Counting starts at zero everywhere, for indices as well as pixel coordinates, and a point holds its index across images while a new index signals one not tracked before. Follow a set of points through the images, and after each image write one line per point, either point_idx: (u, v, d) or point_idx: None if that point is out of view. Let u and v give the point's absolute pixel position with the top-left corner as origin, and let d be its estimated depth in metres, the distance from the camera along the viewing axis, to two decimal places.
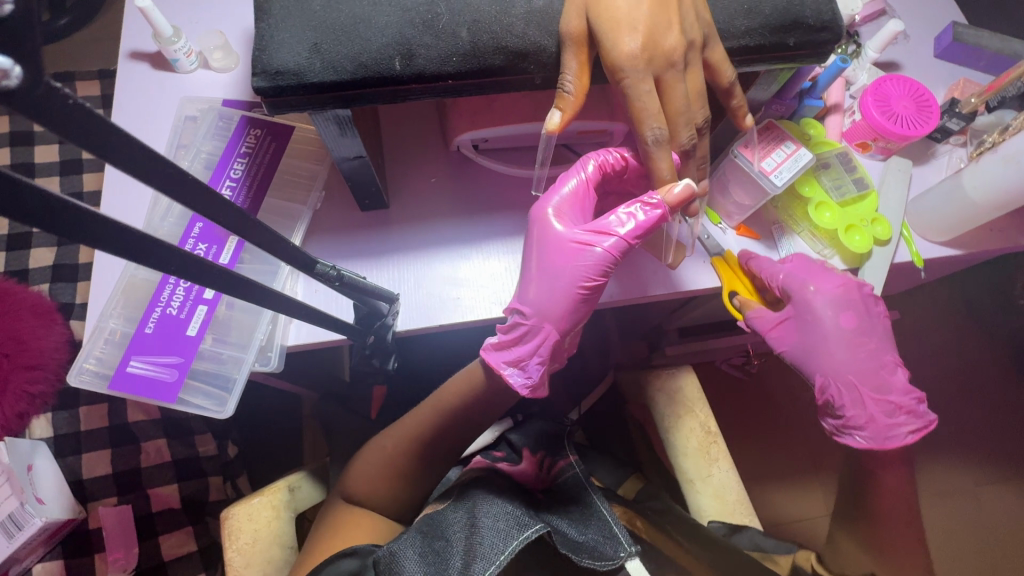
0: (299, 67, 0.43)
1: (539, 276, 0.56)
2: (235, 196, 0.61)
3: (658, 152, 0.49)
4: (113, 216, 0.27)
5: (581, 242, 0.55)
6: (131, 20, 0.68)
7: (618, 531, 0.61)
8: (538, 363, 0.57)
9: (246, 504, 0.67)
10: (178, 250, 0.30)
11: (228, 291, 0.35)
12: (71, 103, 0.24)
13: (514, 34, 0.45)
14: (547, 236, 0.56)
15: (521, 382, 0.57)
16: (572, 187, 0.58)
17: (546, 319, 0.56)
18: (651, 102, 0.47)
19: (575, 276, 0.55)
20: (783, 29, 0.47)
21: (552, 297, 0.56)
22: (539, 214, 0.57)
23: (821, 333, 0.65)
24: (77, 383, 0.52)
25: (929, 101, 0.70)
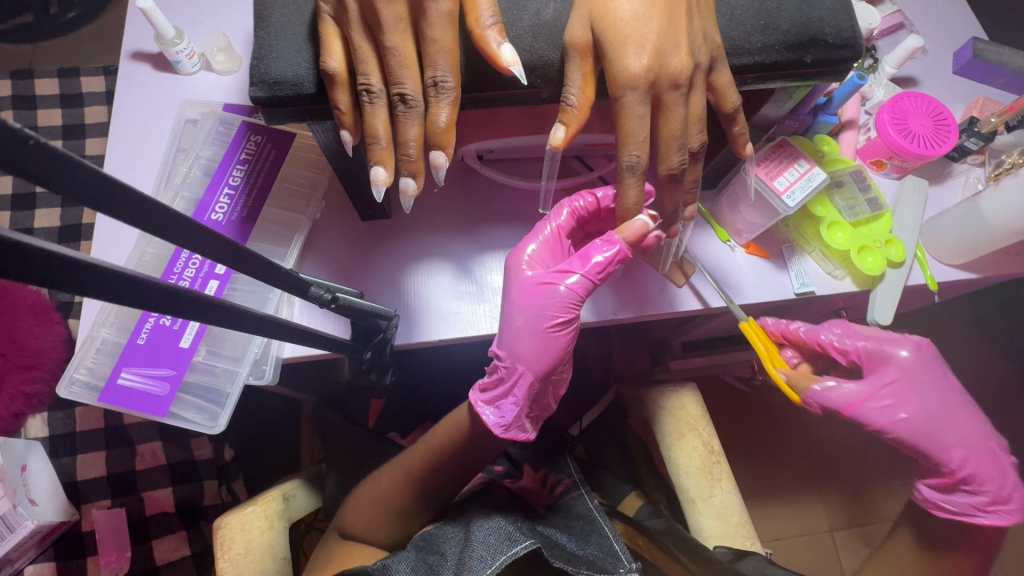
0: (298, 77, 0.42)
1: (511, 320, 0.56)
2: (232, 206, 0.60)
3: (630, 179, 0.47)
4: (92, 259, 0.25)
5: (546, 283, 0.55)
6: (134, 20, 0.67)
7: (619, 548, 0.59)
8: (513, 404, 0.57)
9: (240, 513, 0.66)
10: (159, 286, 0.29)
11: (217, 322, 0.34)
12: (36, 145, 0.22)
13: (522, 48, 0.44)
14: (513, 278, 0.56)
15: (494, 422, 0.57)
16: (547, 235, 0.57)
17: (519, 361, 0.55)
18: (639, 128, 0.44)
19: (540, 317, 0.55)
20: (801, 46, 0.46)
21: (525, 340, 0.55)
22: (514, 259, 0.57)
23: (931, 402, 0.64)
24: (66, 394, 0.51)
25: (946, 119, 0.67)
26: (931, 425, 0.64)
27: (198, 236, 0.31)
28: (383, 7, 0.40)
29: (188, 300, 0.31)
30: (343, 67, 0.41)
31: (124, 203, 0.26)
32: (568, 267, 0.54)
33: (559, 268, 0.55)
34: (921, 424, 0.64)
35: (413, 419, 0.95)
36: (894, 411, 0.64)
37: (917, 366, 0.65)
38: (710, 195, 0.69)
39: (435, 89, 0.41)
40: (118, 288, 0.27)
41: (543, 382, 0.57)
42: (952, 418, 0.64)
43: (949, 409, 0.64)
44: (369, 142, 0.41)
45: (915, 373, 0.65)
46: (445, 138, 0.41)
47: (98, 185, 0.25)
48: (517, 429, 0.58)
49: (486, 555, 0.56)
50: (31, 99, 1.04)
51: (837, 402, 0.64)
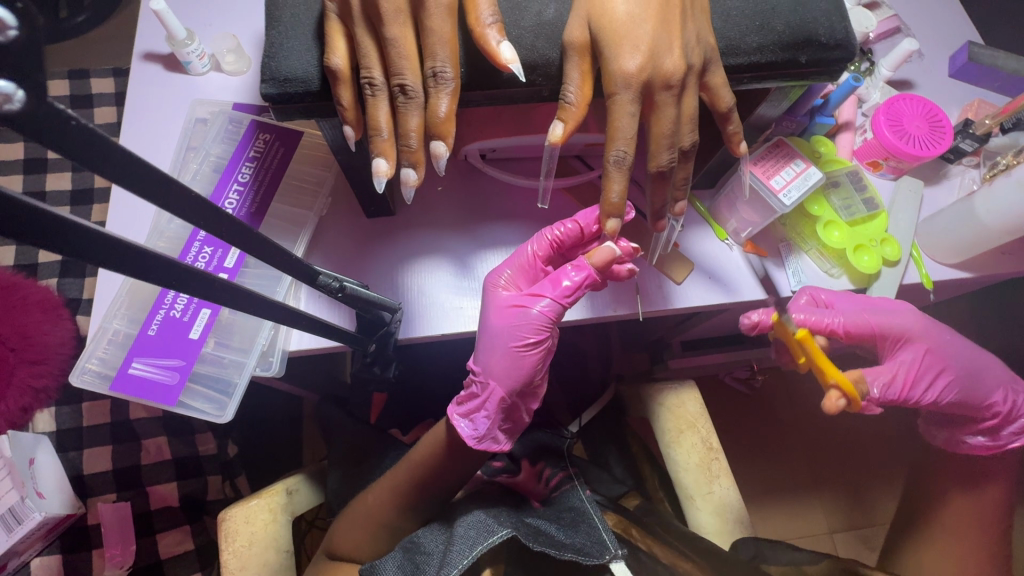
0: (306, 75, 0.43)
1: (485, 337, 0.58)
2: (241, 202, 0.62)
3: (616, 175, 0.46)
4: (116, 235, 0.27)
5: (517, 304, 0.57)
6: (146, 23, 0.69)
7: (605, 536, 0.60)
8: (486, 418, 0.58)
9: (244, 506, 0.67)
10: (179, 265, 0.31)
11: (231, 304, 0.35)
12: (74, 125, 0.24)
13: (524, 47, 0.45)
14: (489, 298, 0.59)
15: (469, 434, 0.58)
16: (521, 258, 0.59)
17: (491, 377, 0.58)
18: (628, 124, 0.45)
19: (510, 336, 0.57)
20: (795, 46, 0.47)
21: (496, 357, 0.57)
22: (488, 282, 0.60)
23: (955, 359, 0.65)
24: (78, 383, 0.52)
25: (941, 121, 0.69)
26: (972, 388, 0.65)
27: (215, 219, 0.33)
28: (384, 1, 0.41)
29: (203, 281, 0.32)
30: (346, 63, 0.42)
31: (147, 184, 0.28)
32: (539, 291, 0.57)
33: (529, 292, 0.57)
34: (964, 391, 0.65)
35: (414, 416, 0.96)
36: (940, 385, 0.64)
37: (937, 332, 0.65)
38: (709, 194, 0.70)
39: (434, 80, 0.42)
40: (138, 263, 0.29)
41: (513, 399, 0.59)
42: (980, 370, 0.66)
43: (974, 362, 0.66)
44: (372, 134, 0.43)
45: (935, 341, 0.64)
46: (444, 127, 0.42)
47: (124, 166, 0.27)
48: (489, 441, 0.59)
49: (466, 546, 0.57)
50: None
51: (891, 395, 0.63)
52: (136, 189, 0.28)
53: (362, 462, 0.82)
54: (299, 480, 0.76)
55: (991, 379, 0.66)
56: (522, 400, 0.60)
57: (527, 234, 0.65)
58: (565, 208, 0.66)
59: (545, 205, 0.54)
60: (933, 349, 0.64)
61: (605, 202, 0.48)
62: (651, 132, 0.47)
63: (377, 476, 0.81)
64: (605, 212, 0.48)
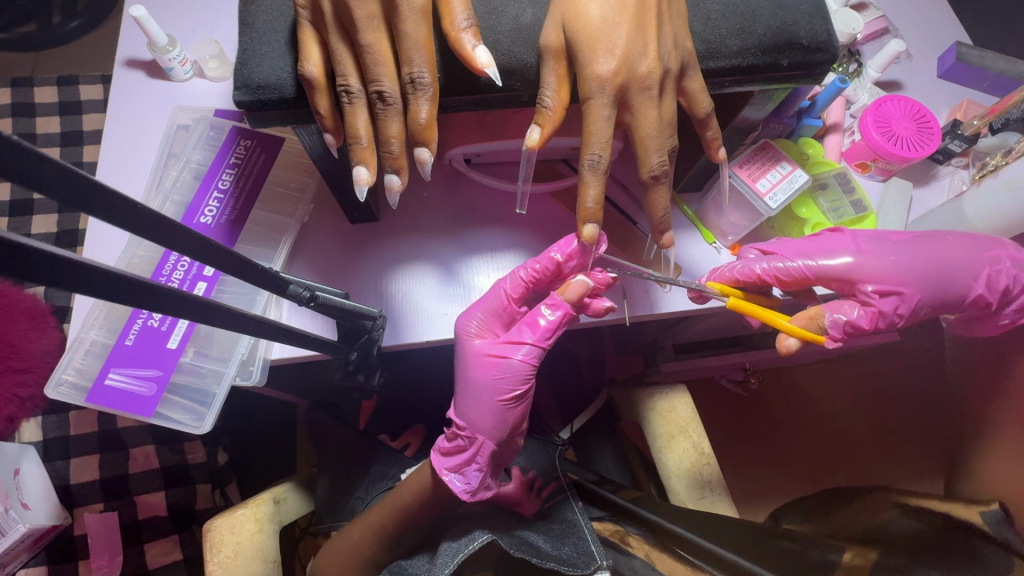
0: (280, 81, 0.42)
1: (468, 391, 0.58)
2: (222, 209, 0.61)
3: (591, 179, 0.45)
4: (72, 255, 0.26)
5: (496, 355, 0.57)
6: (128, 29, 0.68)
7: (593, 548, 0.60)
8: (478, 470, 0.58)
9: (230, 516, 0.66)
10: (142, 282, 0.29)
11: (204, 320, 0.34)
12: (10, 142, 0.23)
13: (500, 52, 0.45)
14: (465, 349, 0.59)
15: (462, 489, 0.58)
16: (494, 304, 0.58)
17: (478, 431, 0.57)
18: (603, 129, 0.45)
19: (494, 389, 0.57)
20: (776, 49, 0.47)
21: (482, 412, 0.57)
22: (463, 332, 0.59)
23: (915, 273, 0.57)
24: (54, 395, 0.51)
25: (929, 122, 0.68)
26: (946, 285, 0.58)
27: (184, 238, 0.32)
28: (357, 7, 0.40)
29: (179, 300, 0.32)
30: (321, 71, 0.41)
31: (109, 206, 0.27)
32: (517, 340, 0.57)
33: (508, 341, 0.57)
34: (936, 297, 0.58)
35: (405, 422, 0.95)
36: (908, 304, 0.57)
37: (873, 254, 0.57)
38: (696, 197, 0.69)
39: (412, 86, 0.41)
40: (99, 283, 0.27)
41: (503, 447, 0.59)
42: (949, 269, 0.58)
43: (938, 263, 0.58)
44: (351, 142, 0.42)
45: (875, 267, 0.57)
46: (427, 133, 0.42)
47: (84, 190, 0.26)
48: (483, 490, 0.60)
49: (447, 560, 0.58)
50: (30, 106, 1.05)
51: (857, 322, 0.57)
52: (101, 212, 0.27)
53: (350, 470, 0.81)
54: (288, 489, 0.75)
55: (965, 271, 0.58)
56: (508, 444, 0.61)
57: (513, 239, 0.65)
58: (551, 212, 0.66)
59: (525, 211, 0.52)
60: (879, 274, 0.57)
61: (581, 208, 0.46)
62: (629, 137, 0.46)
63: (367, 483, 0.80)
64: (581, 218, 0.47)
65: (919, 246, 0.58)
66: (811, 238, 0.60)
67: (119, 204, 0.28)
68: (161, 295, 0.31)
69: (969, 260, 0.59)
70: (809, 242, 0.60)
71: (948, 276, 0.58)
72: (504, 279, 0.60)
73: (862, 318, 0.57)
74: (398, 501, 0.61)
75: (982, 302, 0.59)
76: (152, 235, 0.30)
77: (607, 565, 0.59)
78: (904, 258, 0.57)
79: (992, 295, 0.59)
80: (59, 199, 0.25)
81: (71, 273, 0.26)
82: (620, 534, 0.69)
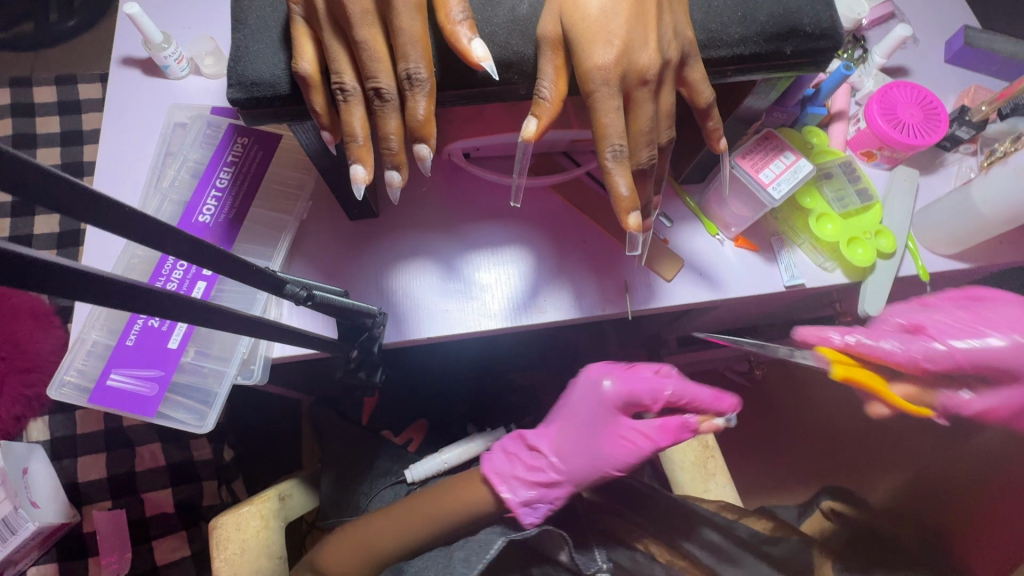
0: (274, 78, 0.42)
1: (603, 458, 0.59)
2: (219, 208, 0.60)
3: (617, 169, 0.44)
4: (67, 262, 0.25)
5: (638, 438, 0.58)
6: (124, 27, 0.68)
7: (598, 550, 0.59)
8: (549, 505, 0.60)
9: (235, 513, 0.66)
10: (140, 288, 0.29)
11: (203, 323, 0.34)
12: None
13: (497, 44, 0.44)
14: (592, 405, 0.60)
15: (533, 520, 0.59)
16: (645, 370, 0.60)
17: (571, 476, 0.59)
18: (615, 119, 0.43)
19: (621, 438, 0.58)
20: (779, 38, 0.46)
21: (579, 459, 0.59)
22: (590, 388, 0.60)
23: None
24: (56, 396, 0.51)
25: (937, 109, 0.67)
26: None
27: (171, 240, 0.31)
28: (351, 3, 0.39)
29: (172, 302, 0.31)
30: (315, 68, 0.41)
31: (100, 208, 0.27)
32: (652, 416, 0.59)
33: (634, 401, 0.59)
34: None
35: (408, 418, 0.95)
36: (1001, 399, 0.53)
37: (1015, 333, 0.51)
38: (698, 188, 0.68)
39: (409, 82, 0.40)
40: (101, 291, 0.27)
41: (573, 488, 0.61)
42: None
43: None
44: (347, 140, 0.41)
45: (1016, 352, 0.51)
46: (425, 129, 0.41)
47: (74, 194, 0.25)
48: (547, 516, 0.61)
49: (465, 566, 0.54)
50: (30, 106, 1.05)
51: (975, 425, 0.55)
52: (89, 215, 0.26)
53: (354, 465, 0.81)
54: (293, 485, 0.74)
55: None
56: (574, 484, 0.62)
57: (513, 235, 0.64)
58: (552, 206, 0.65)
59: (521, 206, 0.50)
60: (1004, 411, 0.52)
61: (617, 198, 0.44)
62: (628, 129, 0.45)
63: (370, 480, 0.80)
64: (621, 210, 0.44)
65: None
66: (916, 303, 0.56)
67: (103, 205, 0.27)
68: (151, 297, 0.30)
69: None
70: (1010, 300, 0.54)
71: None
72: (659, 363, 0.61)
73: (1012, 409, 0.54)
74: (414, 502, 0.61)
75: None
76: (142, 236, 0.29)
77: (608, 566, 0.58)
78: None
79: None
80: (48, 203, 0.25)
81: (55, 277, 0.25)
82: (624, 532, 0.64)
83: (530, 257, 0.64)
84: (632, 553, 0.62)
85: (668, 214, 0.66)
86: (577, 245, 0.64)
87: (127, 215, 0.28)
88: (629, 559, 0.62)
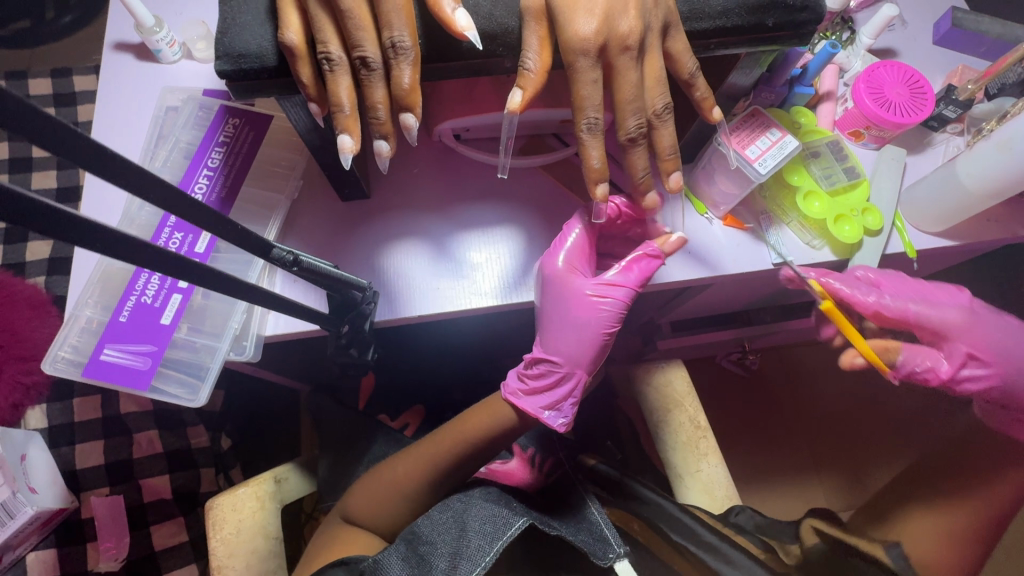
0: (261, 49, 0.42)
1: (565, 329, 0.59)
2: (211, 186, 0.61)
3: (591, 141, 0.46)
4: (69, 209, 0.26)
5: (595, 294, 0.59)
6: (116, 12, 0.68)
7: (609, 533, 0.59)
8: (573, 403, 0.60)
9: (231, 495, 0.67)
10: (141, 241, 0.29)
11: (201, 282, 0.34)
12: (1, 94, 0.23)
13: (482, 16, 0.44)
14: (562, 287, 0.59)
15: (562, 424, 0.59)
16: (576, 240, 0.60)
17: (578, 366, 0.59)
18: (594, 91, 0.45)
19: (601, 323, 0.59)
20: (762, 9, 0.46)
21: (580, 344, 0.59)
22: (555, 272, 0.59)
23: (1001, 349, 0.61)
24: (51, 370, 0.52)
25: (923, 87, 0.68)
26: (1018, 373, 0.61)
27: (175, 201, 0.32)
28: None
29: (176, 260, 0.32)
30: (301, 38, 0.41)
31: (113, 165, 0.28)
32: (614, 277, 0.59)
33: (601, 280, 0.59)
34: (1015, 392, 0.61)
35: (403, 405, 0.96)
36: (982, 380, 0.61)
37: (983, 325, 0.61)
38: (687, 169, 0.69)
39: (394, 51, 0.41)
40: (105, 242, 0.28)
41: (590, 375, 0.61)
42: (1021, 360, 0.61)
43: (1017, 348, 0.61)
44: (335, 110, 0.42)
45: (979, 334, 0.61)
46: (411, 98, 0.42)
47: (88, 149, 0.27)
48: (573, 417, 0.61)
49: (484, 539, 0.56)
50: (26, 98, 1.06)
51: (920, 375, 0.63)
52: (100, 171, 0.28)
53: (350, 449, 0.81)
54: (289, 469, 0.75)
55: None
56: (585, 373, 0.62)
57: (502, 214, 0.65)
58: (541, 186, 0.66)
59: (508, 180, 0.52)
60: (976, 340, 0.61)
61: (588, 170, 0.47)
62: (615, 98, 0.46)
63: (365, 464, 0.81)
64: (591, 180, 0.47)
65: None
66: (942, 288, 0.64)
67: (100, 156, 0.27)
68: (151, 253, 0.30)
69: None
70: (921, 287, 0.64)
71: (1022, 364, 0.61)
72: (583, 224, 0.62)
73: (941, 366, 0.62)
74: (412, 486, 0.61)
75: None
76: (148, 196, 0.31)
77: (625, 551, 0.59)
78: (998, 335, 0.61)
79: None
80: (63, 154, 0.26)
81: (68, 226, 0.26)
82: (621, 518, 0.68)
83: (520, 235, 0.64)
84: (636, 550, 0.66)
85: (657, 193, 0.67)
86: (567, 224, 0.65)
87: (137, 174, 0.30)
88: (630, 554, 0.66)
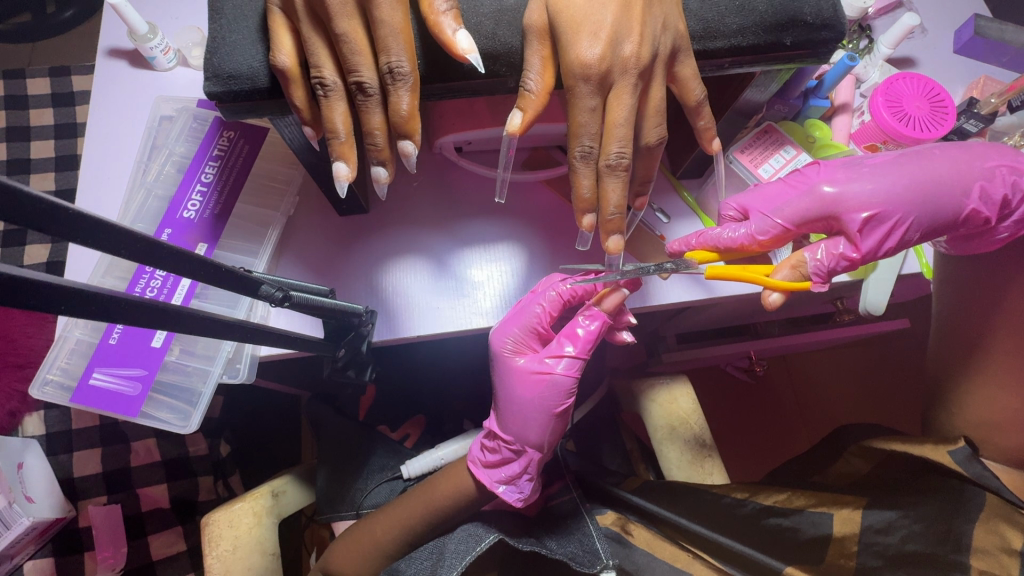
0: (252, 70, 0.41)
1: (512, 408, 0.58)
2: (206, 204, 0.59)
3: (584, 170, 0.45)
4: (32, 273, 0.24)
5: (540, 371, 0.57)
6: (110, 19, 0.66)
7: (598, 545, 0.57)
8: (527, 479, 0.60)
9: (227, 510, 0.64)
10: (115, 297, 0.28)
11: (183, 328, 0.33)
12: None
13: (483, 35, 0.42)
14: (505, 366, 0.58)
15: (516, 498, 0.59)
16: (529, 320, 0.57)
17: (527, 445, 0.58)
18: (591, 119, 0.43)
19: (546, 405, 0.57)
20: (779, 28, 0.44)
21: (529, 424, 0.57)
22: (497, 352, 0.58)
23: (899, 194, 0.51)
24: (40, 395, 0.51)
25: (943, 99, 0.64)
26: (931, 208, 0.52)
27: (157, 255, 0.30)
28: None
29: (161, 313, 0.31)
30: (293, 61, 0.40)
31: (81, 226, 0.26)
32: (559, 352, 0.57)
33: (548, 357, 0.57)
34: (926, 217, 0.52)
35: (403, 415, 0.94)
36: (893, 231, 0.51)
37: (850, 182, 0.52)
38: (696, 183, 0.66)
39: (391, 76, 0.39)
40: (74, 303, 0.26)
41: (548, 450, 0.59)
42: (935, 184, 0.52)
43: (925, 181, 0.52)
44: (329, 137, 0.40)
45: (854, 194, 0.51)
46: (410, 124, 0.40)
47: (60, 216, 0.25)
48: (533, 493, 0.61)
49: (455, 558, 0.55)
50: (24, 98, 1.04)
51: (839, 267, 0.51)
52: (69, 234, 0.26)
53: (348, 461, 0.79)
54: (287, 481, 0.73)
55: (955, 185, 0.52)
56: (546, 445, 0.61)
57: (505, 230, 0.63)
58: (545, 201, 0.64)
59: (503, 201, 0.49)
60: (860, 201, 0.51)
61: (577, 198, 0.45)
62: (605, 120, 0.44)
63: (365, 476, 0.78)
64: (578, 209, 0.46)
65: (899, 167, 0.52)
66: (784, 181, 0.55)
67: (65, 215, 0.25)
68: (125, 307, 0.29)
69: (940, 187, 0.52)
70: (781, 185, 0.54)
71: (938, 199, 0.52)
72: (538, 293, 0.58)
73: (846, 247, 0.51)
74: (410, 506, 0.60)
75: (977, 218, 0.53)
76: (126, 253, 0.29)
77: (613, 564, 0.56)
78: (903, 185, 0.52)
79: (987, 209, 0.53)
80: (16, 221, 0.24)
81: (30, 291, 0.24)
82: (619, 522, 0.62)
83: (522, 253, 0.62)
84: (635, 554, 0.60)
85: (665, 209, 0.64)
86: (572, 241, 0.63)
87: (113, 232, 0.28)
88: (630, 562, 0.60)
